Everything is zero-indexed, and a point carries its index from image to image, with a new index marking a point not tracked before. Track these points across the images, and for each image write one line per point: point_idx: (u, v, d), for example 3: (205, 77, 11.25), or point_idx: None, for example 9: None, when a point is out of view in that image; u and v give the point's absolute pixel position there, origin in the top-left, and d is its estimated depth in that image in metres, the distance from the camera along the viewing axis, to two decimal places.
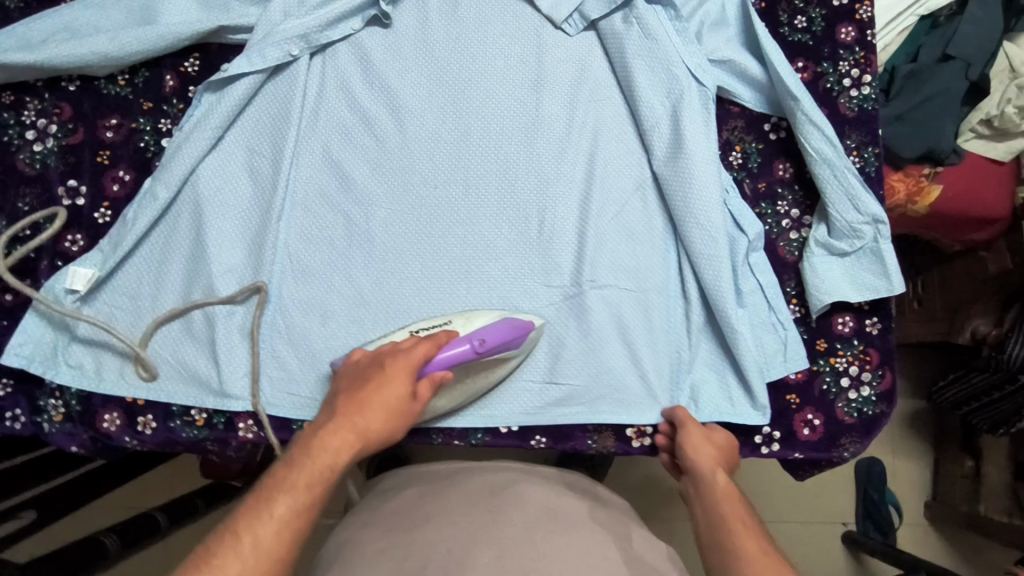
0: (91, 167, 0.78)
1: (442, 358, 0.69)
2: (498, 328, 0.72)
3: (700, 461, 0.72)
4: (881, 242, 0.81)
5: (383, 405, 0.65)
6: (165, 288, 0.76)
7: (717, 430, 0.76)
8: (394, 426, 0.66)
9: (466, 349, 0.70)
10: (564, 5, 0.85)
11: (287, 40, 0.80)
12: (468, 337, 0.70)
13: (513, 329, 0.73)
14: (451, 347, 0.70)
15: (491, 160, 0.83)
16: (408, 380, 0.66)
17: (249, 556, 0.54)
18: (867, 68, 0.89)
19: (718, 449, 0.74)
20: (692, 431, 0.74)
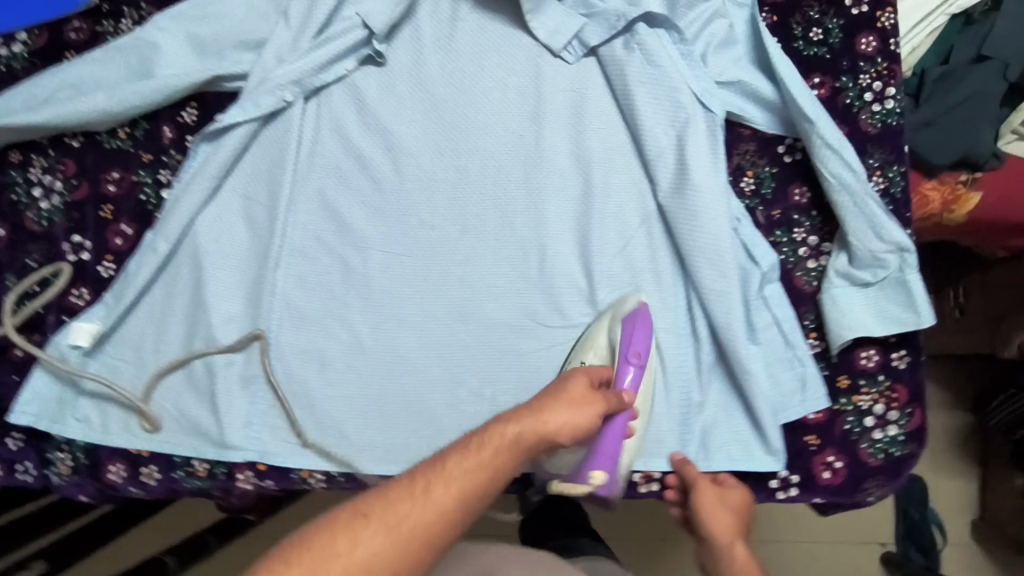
0: (94, 223, 0.79)
1: (627, 385, 0.74)
2: (641, 336, 0.75)
3: (718, 530, 0.72)
4: (908, 272, 0.76)
5: (573, 399, 0.63)
6: (167, 339, 0.77)
7: (732, 487, 0.74)
8: (592, 414, 0.63)
9: (632, 371, 0.74)
10: (562, 33, 0.82)
11: (281, 86, 0.79)
12: (625, 351, 0.74)
13: (636, 327, 0.75)
14: (622, 374, 0.74)
15: (489, 198, 0.81)
16: (586, 378, 0.66)
17: (411, 517, 0.51)
18: (890, 79, 0.83)
19: (737, 512, 0.73)
20: (709, 495, 0.73)
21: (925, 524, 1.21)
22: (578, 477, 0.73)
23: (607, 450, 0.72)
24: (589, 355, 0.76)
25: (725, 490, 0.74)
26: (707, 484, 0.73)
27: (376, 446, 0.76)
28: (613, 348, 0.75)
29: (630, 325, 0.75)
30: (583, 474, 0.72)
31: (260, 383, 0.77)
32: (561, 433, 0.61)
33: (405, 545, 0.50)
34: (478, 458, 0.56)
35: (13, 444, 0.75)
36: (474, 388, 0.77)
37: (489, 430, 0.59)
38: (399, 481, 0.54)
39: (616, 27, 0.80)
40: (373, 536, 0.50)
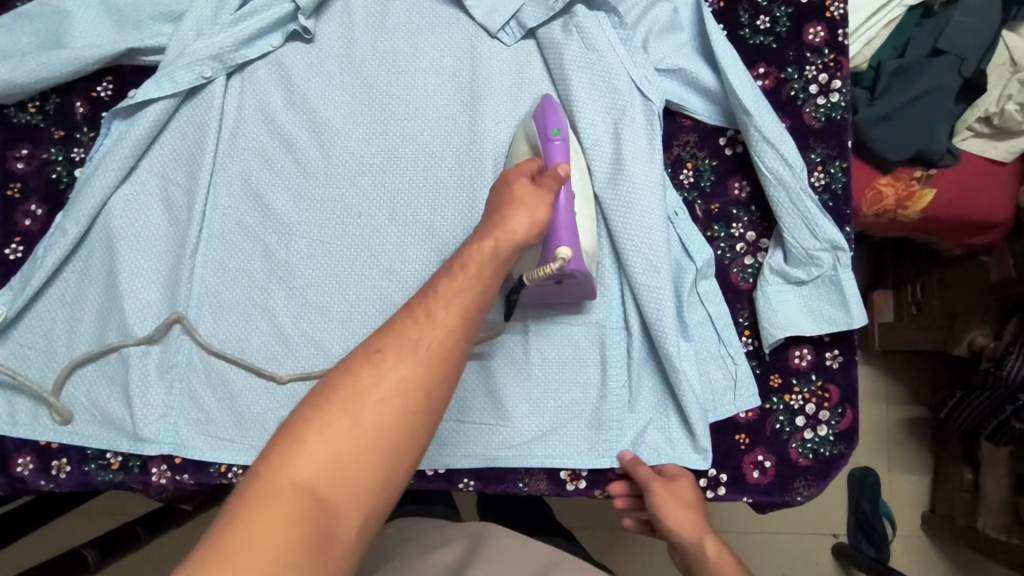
0: (1, 202, 0.75)
1: (558, 158, 0.67)
2: (550, 110, 0.72)
3: (680, 528, 0.69)
4: (841, 271, 0.75)
5: (518, 200, 0.58)
6: (79, 326, 0.74)
7: (680, 478, 0.72)
8: (548, 206, 0.58)
9: (558, 146, 0.68)
10: (499, 13, 0.79)
11: (199, 62, 0.75)
12: (542, 135, 0.70)
13: (546, 112, 0.72)
14: (551, 154, 0.68)
15: (419, 183, 0.78)
16: (524, 175, 0.61)
17: (416, 358, 0.45)
18: (837, 72, 0.81)
19: (694, 505, 0.70)
20: (659, 489, 0.70)
21: (876, 517, 1.19)
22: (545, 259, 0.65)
23: (564, 222, 0.66)
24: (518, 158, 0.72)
25: (676, 483, 0.71)
26: (656, 478, 0.71)
27: None
28: (536, 143, 0.71)
29: (540, 112, 0.72)
30: (548, 254, 0.65)
31: (177, 372, 0.73)
32: (528, 236, 0.56)
33: (435, 363, 0.45)
34: (465, 275, 0.51)
35: None
36: None
37: (461, 251, 0.53)
38: (347, 360, 0.45)
39: (553, 9, 0.78)
40: (398, 364, 0.44)
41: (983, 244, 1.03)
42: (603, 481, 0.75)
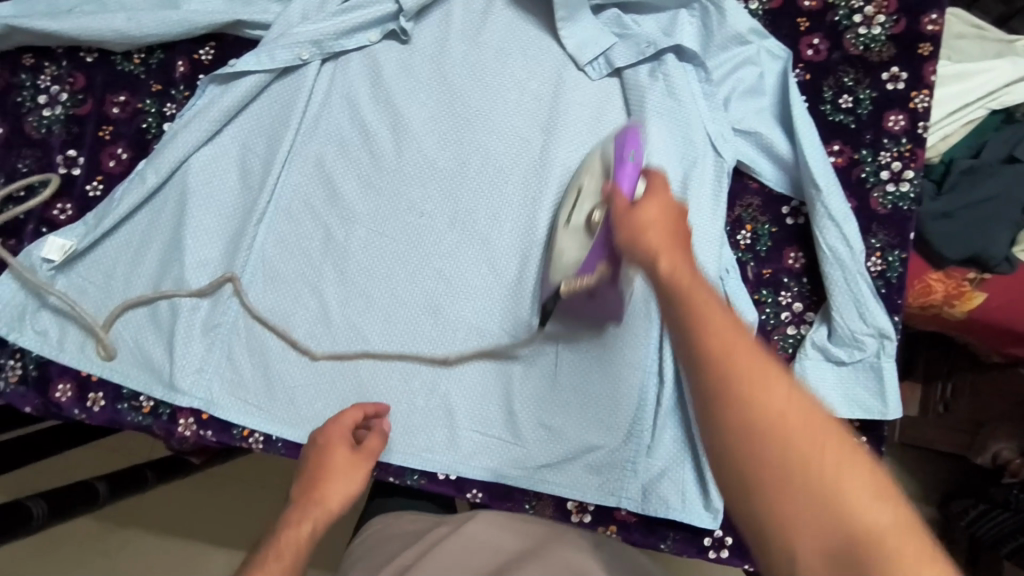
0: (92, 141, 0.79)
1: (624, 184, 0.63)
2: (630, 134, 0.68)
3: (635, 243, 0.49)
4: (884, 359, 0.74)
5: (340, 471, 0.65)
6: (138, 271, 0.77)
7: (648, 198, 0.52)
8: (363, 476, 0.66)
9: (630, 168, 0.64)
10: (590, 48, 0.81)
11: (299, 44, 0.78)
12: (619, 154, 0.66)
13: (626, 137, 0.68)
14: (620, 175, 0.64)
15: (484, 196, 0.80)
16: (345, 445, 0.67)
17: None
18: (910, 162, 0.81)
19: (658, 219, 0.50)
20: (619, 219, 0.52)
21: None
22: (584, 271, 0.65)
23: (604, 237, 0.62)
24: (587, 179, 0.72)
25: (639, 204, 0.52)
26: (618, 205, 0.53)
27: (318, 420, 0.75)
28: (607, 166, 0.68)
29: (622, 133, 0.68)
30: (588, 265, 0.65)
31: (220, 331, 0.76)
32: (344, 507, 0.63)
33: None
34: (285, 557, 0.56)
35: None
36: (428, 380, 0.76)
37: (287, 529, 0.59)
38: None
39: (644, 53, 0.80)
40: None
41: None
42: (608, 519, 0.75)
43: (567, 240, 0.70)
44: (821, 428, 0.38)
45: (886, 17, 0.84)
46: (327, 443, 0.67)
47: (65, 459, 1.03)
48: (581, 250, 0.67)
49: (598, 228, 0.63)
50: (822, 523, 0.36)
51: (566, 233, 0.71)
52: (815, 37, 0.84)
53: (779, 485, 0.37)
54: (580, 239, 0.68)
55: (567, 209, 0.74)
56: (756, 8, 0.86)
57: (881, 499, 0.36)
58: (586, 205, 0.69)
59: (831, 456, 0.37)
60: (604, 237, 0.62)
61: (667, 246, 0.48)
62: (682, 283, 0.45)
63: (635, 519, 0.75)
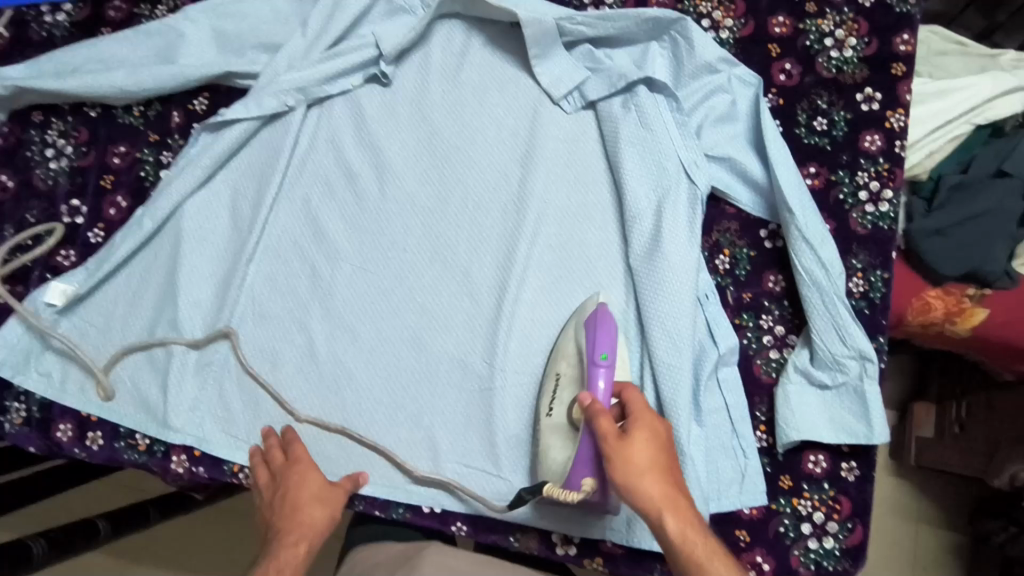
0: (94, 190, 0.84)
1: (597, 390, 0.66)
2: (605, 332, 0.70)
3: (634, 498, 0.59)
4: (868, 382, 0.74)
5: (312, 498, 0.68)
6: (136, 313, 0.80)
7: (637, 434, 0.61)
8: (334, 504, 0.69)
9: (603, 373, 0.67)
10: (564, 83, 0.83)
11: (285, 91, 0.82)
12: (591, 345, 0.69)
13: (598, 326, 0.70)
14: (593, 380, 0.67)
15: (464, 231, 0.82)
16: (317, 472, 0.71)
17: None
18: (889, 181, 0.81)
19: (650, 466, 0.60)
20: (612, 451, 0.60)
21: None
22: (569, 484, 0.67)
23: (582, 456, 0.66)
24: (564, 366, 0.73)
25: (629, 447, 0.60)
26: (611, 434, 0.61)
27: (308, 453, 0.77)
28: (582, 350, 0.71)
29: (591, 325, 0.71)
30: (571, 483, 0.67)
31: (213, 369, 0.79)
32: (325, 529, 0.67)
33: None
34: None
35: None
36: (413, 413, 0.78)
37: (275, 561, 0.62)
38: None
39: (615, 86, 0.82)
40: None
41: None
42: (593, 551, 0.75)
43: (551, 434, 0.71)
44: None
45: (857, 39, 0.85)
46: (293, 474, 0.70)
47: (78, 494, 1.06)
48: (568, 451, 0.69)
49: (580, 435, 0.66)
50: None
51: (549, 428, 0.72)
52: (787, 62, 0.85)
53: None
54: (566, 438, 0.69)
55: (545, 400, 0.74)
56: (726, 36, 0.86)
57: None
58: (566, 395, 0.71)
59: None
60: (588, 451, 0.66)
61: (664, 482, 0.59)
62: (683, 532, 0.57)
63: (621, 551, 0.74)
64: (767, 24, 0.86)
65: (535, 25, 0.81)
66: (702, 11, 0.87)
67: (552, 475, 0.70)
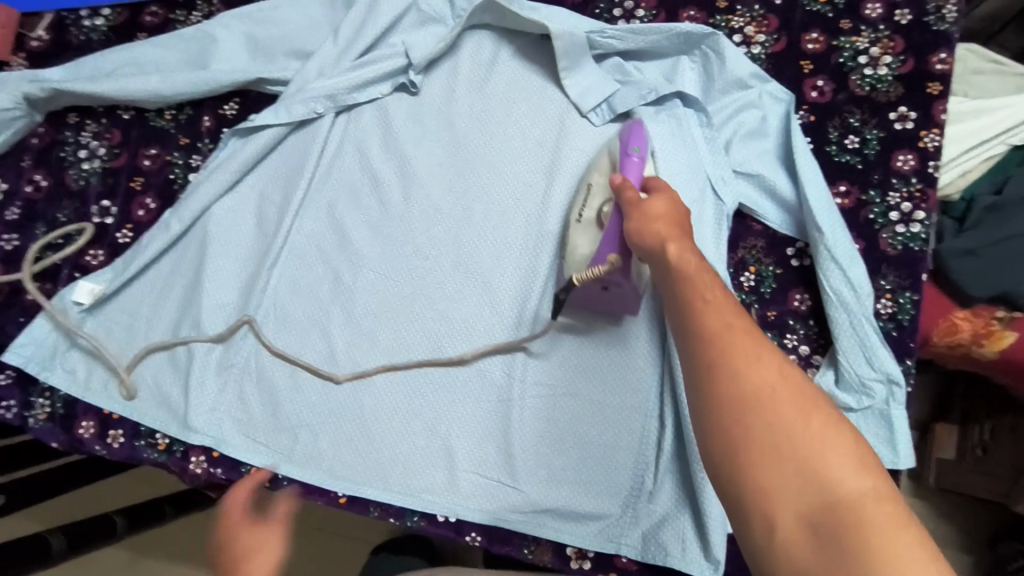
0: (124, 190, 0.85)
1: (630, 173, 0.70)
2: (638, 134, 0.75)
3: (645, 237, 0.57)
4: (894, 407, 0.72)
5: None
6: (160, 313, 0.80)
7: (656, 198, 0.61)
8: None
9: (634, 159, 0.72)
10: (592, 95, 0.83)
11: (315, 99, 0.83)
12: (624, 150, 0.73)
13: (631, 129, 0.76)
14: (626, 163, 0.72)
15: (488, 240, 0.82)
16: None
17: None
18: (921, 203, 0.80)
19: (665, 215, 0.59)
20: (631, 210, 0.62)
21: None
22: (596, 261, 0.68)
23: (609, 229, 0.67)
24: (595, 174, 0.75)
25: (646, 205, 0.61)
26: (633, 199, 0.63)
27: (324, 458, 0.77)
28: (613, 159, 0.74)
29: (626, 129, 0.76)
30: (599, 257, 0.68)
31: (234, 370, 0.79)
32: None
33: None
34: None
35: (2, 379, 0.78)
36: (430, 421, 0.77)
37: None
38: None
39: (646, 98, 0.82)
40: None
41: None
42: (608, 567, 0.74)
43: (580, 235, 0.72)
44: (793, 389, 0.41)
45: (893, 57, 0.84)
46: None
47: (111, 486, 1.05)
48: (594, 244, 0.70)
49: (608, 219, 0.68)
50: (791, 398, 0.40)
51: (576, 229, 0.74)
52: (819, 79, 0.84)
53: (753, 438, 0.40)
54: (592, 232, 0.71)
55: (577, 204, 0.75)
56: (758, 51, 0.85)
57: (862, 471, 0.38)
58: (596, 203, 0.72)
59: (811, 406, 0.40)
60: (615, 228, 0.67)
61: (672, 235, 0.55)
62: (682, 266, 0.51)
63: (637, 567, 0.73)
64: (801, 40, 0.85)
65: (565, 37, 0.81)
66: (733, 26, 0.86)
67: (579, 265, 0.71)
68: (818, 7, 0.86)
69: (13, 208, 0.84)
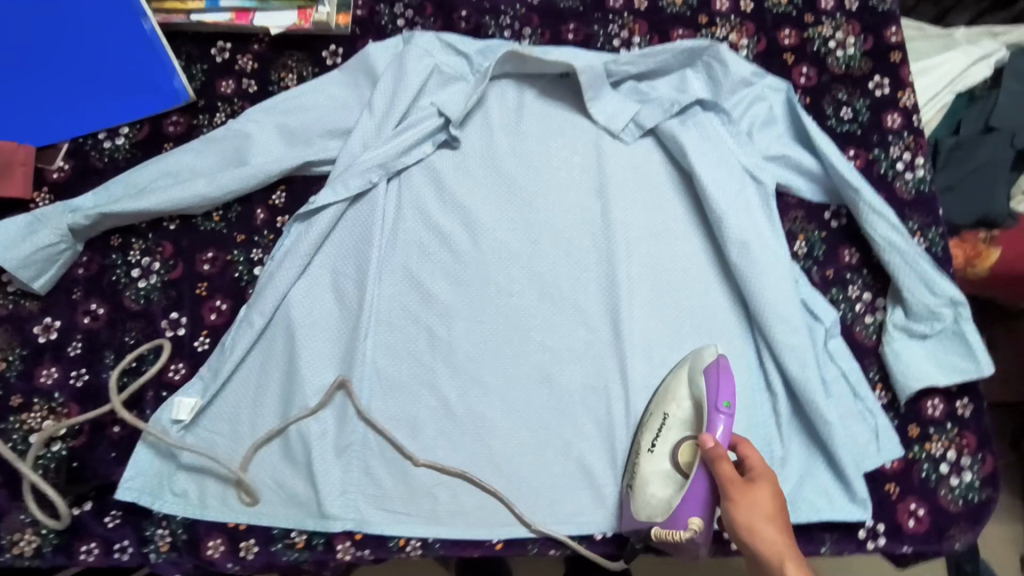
0: (190, 299, 0.83)
1: (719, 434, 0.70)
2: (722, 382, 0.73)
3: (761, 544, 0.64)
4: (963, 323, 0.81)
5: None
6: (261, 411, 0.78)
7: (760, 481, 0.67)
8: None
9: (723, 419, 0.71)
10: (620, 116, 0.91)
11: (368, 169, 0.85)
12: (713, 400, 0.72)
13: (721, 374, 0.74)
14: (713, 425, 0.71)
15: (563, 266, 0.86)
16: None
17: None
18: (918, 150, 0.92)
19: (772, 514, 0.65)
20: (736, 493, 0.66)
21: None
22: (674, 524, 0.70)
23: (695, 495, 0.70)
24: (674, 409, 0.75)
25: (753, 488, 0.67)
26: (735, 478, 0.67)
27: (467, 513, 0.77)
28: (700, 399, 0.74)
29: (713, 373, 0.74)
30: (680, 519, 0.70)
31: (353, 451, 0.77)
32: None
33: None
34: None
35: (109, 522, 0.74)
36: (561, 448, 0.79)
37: None
38: None
39: (670, 111, 0.89)
40: None
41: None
42: None
43: (653, 473, 0.73)
44: None
45: (855, 38, 0.97)
46: None
47: None
48: (672, 488, 0.72)
49: (695, 478, 0.71)
50: None
51: (649, 467, 0.74)
52: (803, 67, 0.96)
53: None
54: (670, 479, 0.73)
55: (646, 432, 0.76)
56: (746, 53, 0.96)
57: None
58: (672, 436, 0.74)
59: None
60: (703, 492, 0.70)
61: (786, 550, 0.63)
62: (782, 556, 0.63)
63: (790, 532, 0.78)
64: (777, 38, 0.97)
65: (588, 71, 0.89)
66: (718, 36, 0.97)
67: (654, 514, 0.72)
68: (783, 8, 0.98)
69: (74, 343, 0.81)
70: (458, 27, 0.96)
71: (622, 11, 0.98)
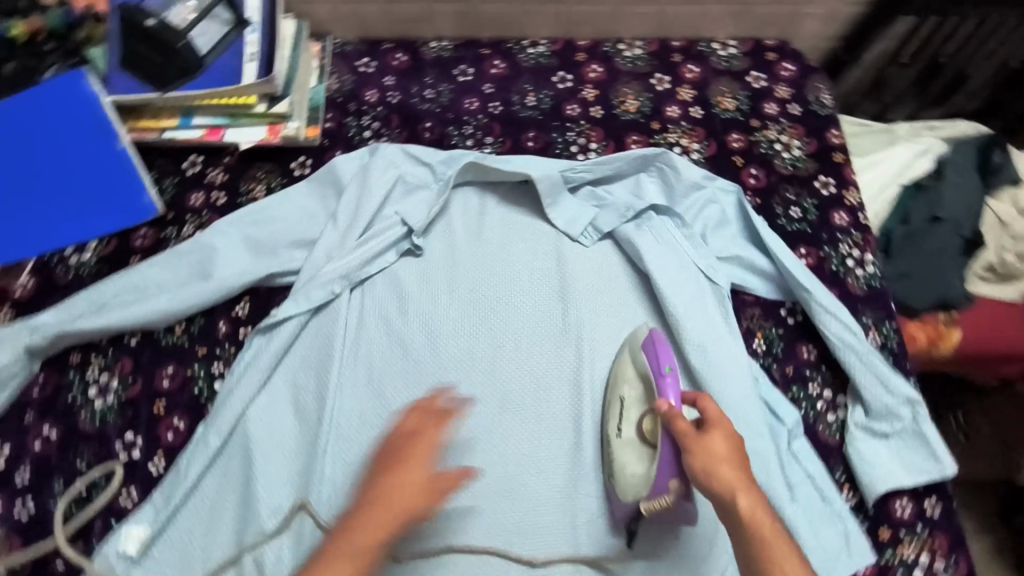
0: (147, 418, 0.82)
1: (671, 398, 0.74)
2: (660, 349, 0.79)
3: (717, 485, 0.64)
4: (921, 423, 0.83)
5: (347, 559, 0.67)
6: (217, 536, 0.77)
7: (715, 429, 0.67)
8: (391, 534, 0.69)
9: (671, 383, 0.75)
10: (578, 221, 0.94)
11: (331, 281, 0.87)
12: (657, 372, 0.77)
13: (657, 344, 0.80)
14: (665, 391, 0.75)
15: (525, 372, 0.87)
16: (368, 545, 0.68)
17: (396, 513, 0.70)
18: (866, 247, 0.95)
19: (726, 455, 0.65)
20: (692, 447, 0.67)
21: None
22: (657, 491, 0.73)
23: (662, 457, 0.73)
24: (626, 387, 0.81)
25: (708, 436, 0.67)
26: (690, 431, 0.68)
27: None
28: (645, 371, 0.80)
29: (650, 346, 0.80)
30: (659, 487, 0.73)
31: None
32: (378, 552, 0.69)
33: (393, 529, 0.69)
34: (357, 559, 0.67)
35: None
36: (526, 565, 0.77)
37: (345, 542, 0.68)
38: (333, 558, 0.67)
39: (626, 216, 0.93)
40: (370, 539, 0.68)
41: (1014, 375, 1.11)
42: None
43: (626, 452, 0.78)
44: None
45: (799, 140, 1.03)
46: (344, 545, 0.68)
47: None
48: (645, 461, 0.76)
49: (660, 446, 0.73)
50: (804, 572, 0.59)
51: (621, 447, 0.79)
52: (752, 168, 1.01)
53: None
54: (641, 449, 0.77)
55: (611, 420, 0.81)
56: (697, 157, 1.01)
57: None
58: (632, 415, 0.79)
59: None
60: (668, 454, 0.72)
61: (742, 485, 0.63)
62: (735, 487, 0.63)
63: None
64: (726, 141, 1.02)
65: (545, 180, 0.92)
66: (671, 140, 1.02)
67: (637, 493, 0.75)
68: (729, 114, 1.04)
69: (22, 471, 0.79)
70: (423, 137, 1.01)
71: (579, 119, 1.03)
